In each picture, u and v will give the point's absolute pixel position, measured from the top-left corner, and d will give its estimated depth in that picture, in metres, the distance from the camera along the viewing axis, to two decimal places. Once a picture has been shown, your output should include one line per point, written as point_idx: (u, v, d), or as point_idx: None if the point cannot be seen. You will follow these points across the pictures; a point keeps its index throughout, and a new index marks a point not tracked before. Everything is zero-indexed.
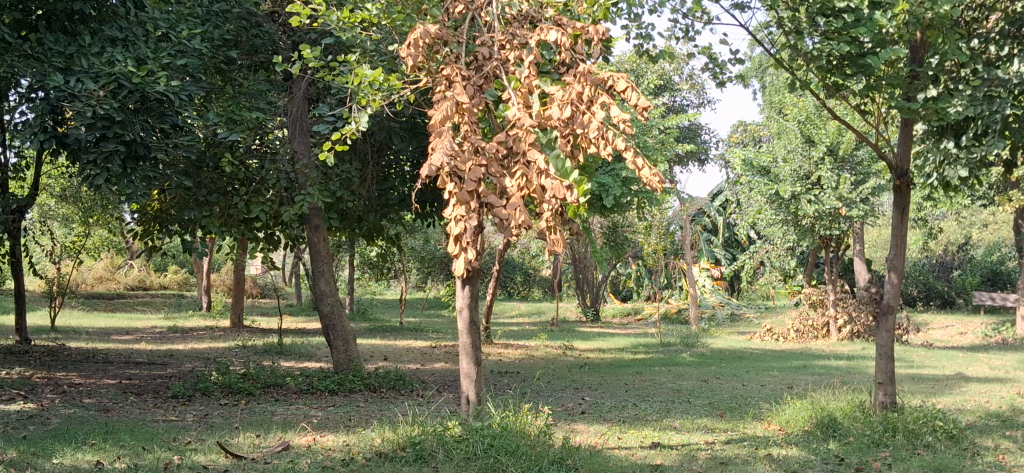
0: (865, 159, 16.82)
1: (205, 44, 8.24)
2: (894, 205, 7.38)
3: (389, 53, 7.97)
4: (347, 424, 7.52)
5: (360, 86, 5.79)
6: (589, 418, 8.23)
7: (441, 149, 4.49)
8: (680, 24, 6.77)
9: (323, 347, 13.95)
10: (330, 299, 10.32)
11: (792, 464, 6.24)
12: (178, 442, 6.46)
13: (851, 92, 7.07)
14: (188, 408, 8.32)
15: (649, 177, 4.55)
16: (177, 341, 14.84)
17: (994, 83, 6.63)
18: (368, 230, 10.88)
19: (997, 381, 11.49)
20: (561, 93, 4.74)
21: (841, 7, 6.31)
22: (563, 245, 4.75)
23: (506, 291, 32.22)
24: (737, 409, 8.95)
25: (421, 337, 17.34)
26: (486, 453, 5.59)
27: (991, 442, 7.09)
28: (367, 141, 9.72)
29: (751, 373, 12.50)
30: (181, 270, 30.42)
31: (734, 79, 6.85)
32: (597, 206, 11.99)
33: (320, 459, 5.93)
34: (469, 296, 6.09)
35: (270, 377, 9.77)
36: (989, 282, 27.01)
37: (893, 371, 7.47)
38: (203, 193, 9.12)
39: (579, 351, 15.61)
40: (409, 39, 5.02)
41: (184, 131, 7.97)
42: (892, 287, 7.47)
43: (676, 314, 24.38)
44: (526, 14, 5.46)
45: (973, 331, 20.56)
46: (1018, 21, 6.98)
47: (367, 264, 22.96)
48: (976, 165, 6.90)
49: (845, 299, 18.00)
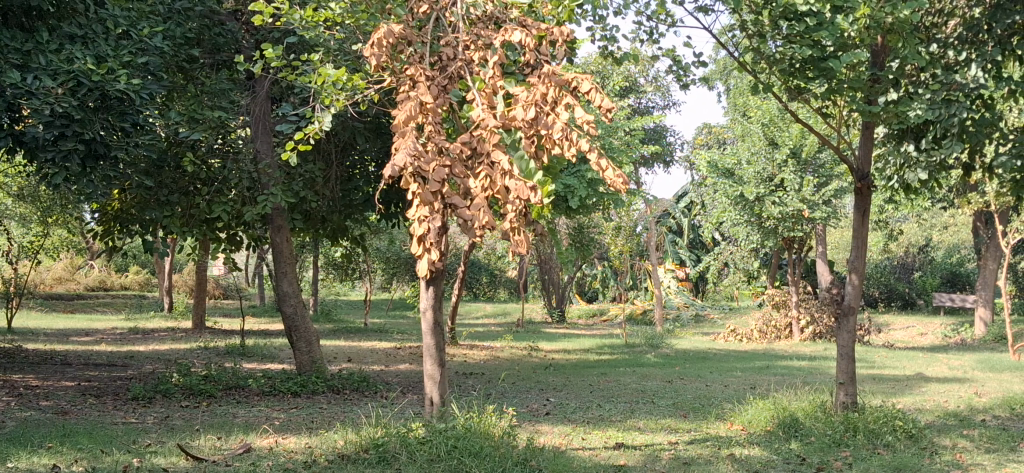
0: (827, 161, 17.10)
1: (166, 42, 8.16)
2: (856, 207, 7.42)
3: (353, 53, 7.97)
4: (309, 425, 7.47)
5: (323, 86, 5.76)
6: (553, 418, 8.27)
7: (404, 149, 4.47)
8: (644, 26, 6.79)
9: (287, 348, 13.86)
10: (292, 300, 10.24)
11: (754, 465, 6.27)
12: (137, 445, 6.38)
13: (812, 95, 7.11)
14: (148, 411, 8.22)
15: (612, 178, 4.54)
16: (137, 342, 14.68)
17: (951, 87, 6.84)
18: (332, 230, 10.82)
19: (956, 381, 11.68)
20: (526, 93, 4.73)
21: (803, 11, 6.33)
22: (526, 246, 4.72)
23: (472, 292, 32.22)
24: (701, 410, 9.01)
25: (386, 337, 17.27)
26: (449, 455, 5.57)
27: (949, 441, 7.19)
28: (330, 141, 9.67)
29: (714, 373, 12.62)
30: (143, 270, 30.13)
31: (698, 82, 6.87)
32: (562, 208, 12.02)
33: (282, 461, 5.88)
34: (432, 298, 6.05)
35: (232, 379, 9.68)
36: (949, 283, 27.50)
37: (854, 371, 7.53)
38: (165, 193, 9.00)
39: (543, 352, 15.64)
40: (373, 38, 4.98)
41: (145, 130, 7.88)
42: (854, 288, 7.54)
43: (642, 315, 24.56)
44: (491, 14, 5.44)
45: (933, 331, 20.90)
46: (975, 27, 7.20)
47: (331, 265, 22.86)
48: (935, 167, 7.04)
49: (807, 300, 18.18)
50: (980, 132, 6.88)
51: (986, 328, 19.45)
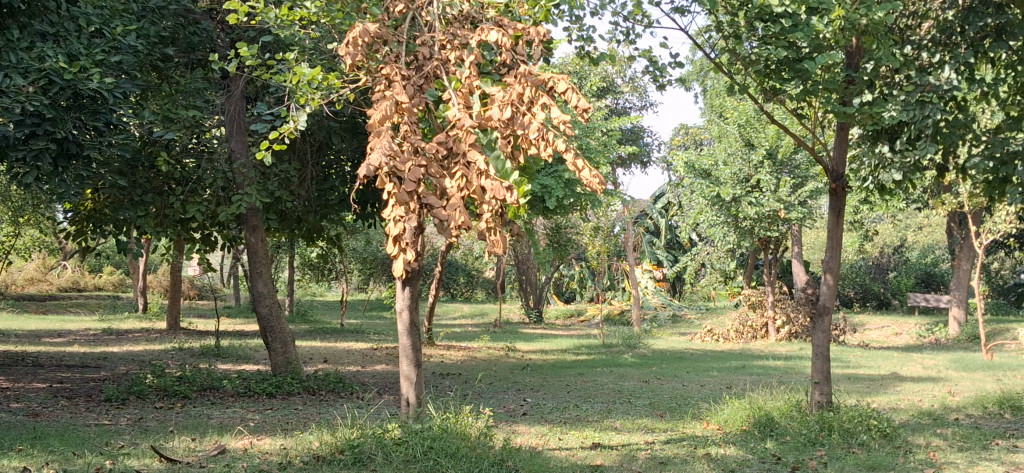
0: (803, 162, 17.22)
1: (139, 40, 8.09)
2: (831, 208, 7.45)
3: (328, 52, 7.94)
4: (284, 427, 7.42)
5: (298, 85, 5.73)
6: (530, 419, 8.26)
7: (380, 149, 4.44)
8: (621, 27, 6.80)
9: (262, 349, 13.77)
10: (267, 301, 10.18)
11: (730, 464, 6.29)
12: (110, 447, 6.32)
13: (788, 96, 7.15)
14: (121, 412, 8.15)
15: (589, 178, 4.53)
16: (110, 343, 14.53)
17: (925, 89, 6.90)
18: (307, 230, 10.77)
19: (929, 381, 11.77)
20: (501, 93, 4.72)
21: (778, 13, 6.37)
22: (502, 246, 4.71)
23: (449, 292, 32.17)
24: (677, 410, 9.04)
25: (362, 338, 17.19)
26: (425, 456, 5.55)
27: (922, 440, 7.24)
28: (306, 141, 9.63)
29: (690, 373, 12.64)
30: (117, 270, 29.90)
31: (675, 82, 6.89)
32: (539, 208, 12.02)
33: (257, 462, 5.84)
34: (409, 299, 6.03)
35: (207, 380, 9.60)
36: (924, 284, 27.54)
37: (829, 370, 7.58)
38: (139, 193, 8.92)
39: (520, 353, 15.63)
40: (348, 37, 4.95)
41: (119, 130, 7.82)
42: (828, 288, 7.59)
43: (619, 315, 24.59)
44: (466, 14, 5.42)
45: (908, 331, 21.04)
46: (948, 29, 7.33)
47: (307, 265, 22.75)
48: (909, 168, 7.10)
49: (783, 300, 18.27)
50: (954, 133, 6.96)
51: (960, 328, 19.61)
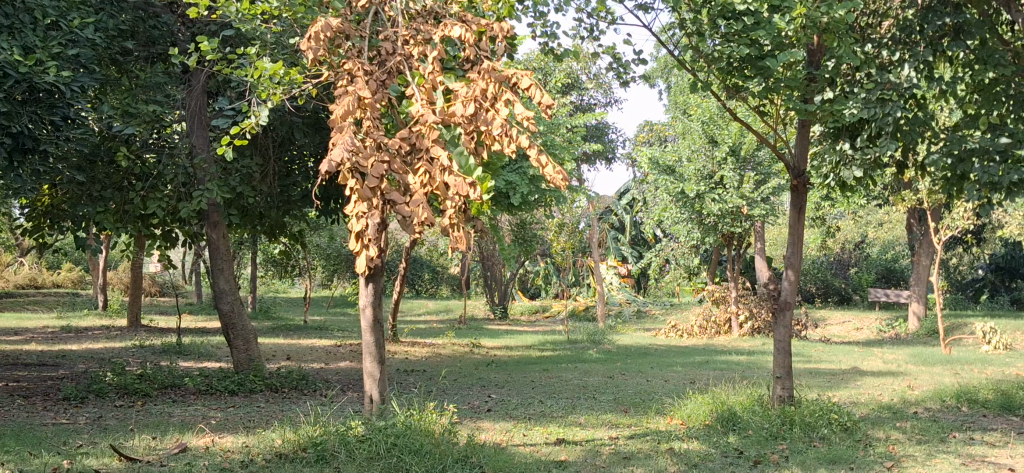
0: (765, 159, 17.41)
1: (97, 34, 7.95)
2: (793, 204, 7.51)
3: (291, 47, 7.88)
4: (247, 425, 7.36)
5: (259, 79, 5.68)
6: (494, 415, 8.25)
7: (342, 144, 4.38)
8: (585, 23, 6.82)
9: (223, 346, 13.64)
10: (229, 297, 10.08)
11: (693, 459, 6.33)
12: (67, 447, 6.23)
13: (750, 94, 7.19)
14: (80, 411, 8.03)
15: (552, 174, 4.51)
16: (69, 341, 14.33)
17: (885, 87, 6.94)
18: (270, 226, 10.69)
19: (890, 375, 11.93)
20: (465, 89, 4.69)
21: (741, 10, 6.43)
22: (466, 243, 4.69)
23: (414, 289, 32.12)
24: (641, 405, 9.08)
25: (325, 335, 17.10)
26: (389, 453, 5.52)
27: (882, 433, 7.33)
28: (268, 136, 9.54)
29: (654, 369, 12.69)
30: (76, 267, 29.50)
31: (638, 79, 6.91)
32: (503, 205, 12.02)
33: (218, 460, 5.79)
34: (372, 295, 6.00)
35: (168, 378, 9.49)
36: (884, 279, 27.88)
37: (790, 365, 7.66)
38: (98, 188, 8.79)
39: (485, 349, 15.63)
40: (310, 32, 4.89)
41: (76, 124, 7.70)
42: (790, 284, 7.68)
43: (584, 311, 24.67)
44: (430, 9, 5.37)
45: (868, 326, 21.30)
46: (907, 28, 7.47)
47: (270, 262, 22.57)
48: (870, 164, 7.20)
49: (746, 296, 18.42)
50: (913, 131, 7.03)
51: (920, 322, 19.90)
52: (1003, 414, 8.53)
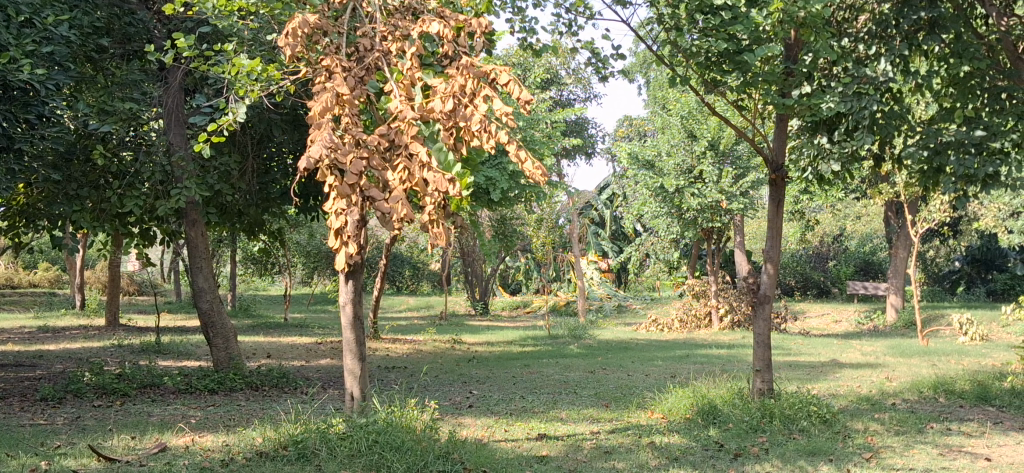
0: (744, 153, 17.54)
1: (72, 31, 7.86)
2: (771, 198, 7.54)
3: (268, 43, 7.84)
4: (227, 423, 7.32)
5: (237, 76, 5.66)
6: (476, 411, 8.25)
7: (319, 141, 4.36)
8: (563, 19, 6.83)
9: (203, 345, 13.57)
10: (208, 295, 10.04)
11: (674, 452, 6.37)
12: (46, 448, 6.19)
13: (727, 88, 7.23)
14: (58, 411, 7.97)
15: (531, 169, 4.51)
16: (45, 340, 14.22)
17: (862, 80, 6.96)
18: (249, 224, 10.65)
19: (868, 367, 12.02)
20: (444, 85, 4.67)
21: (718, 5, 6.46)
22: (445, 238, 4.69)
23: (395, 286, 32.12)
24: (622, 399, 9.12)
25: (305, 333, 17.04)
26: (370, 450, 5.51)
27: (861, 425, 7.40)
28: (246, 133, 9.50)
29: (635, 363, 12.74)
30: (52, 267, 29.27)
31: (616, 74, 6.93)
32: (483, 200, 12.03)
33: (199, 460, 5.76)
34: (352, 292, 5.98)
35: (147, 377, 9.44)
36: (862, 272, 28.07)
37: (770, 358, 7.70)
38: (74, 187, 8.68)
39: (466, 345, 15.62)
40: (287, 28, 4.87)
41: (51, 122, 7.64)
42: (769, 277, 7.71)
43: (564, 307, 24.72)
44: (408, 5, 5.34)
45: (847, 318, 21.46)
46: (883, 23, 7.54)
47: (250, 260, 22.48)
48: (847, 158, 7.28)
49: (726, 290, 18.50)
50: (890, 124, 7.08)
51: (898, 314, 20.01)
52: (980, 404, 8.61)
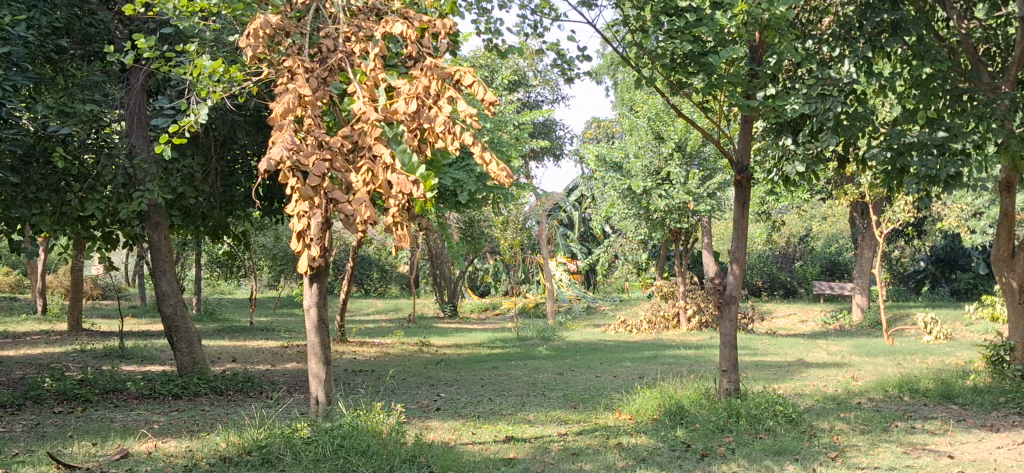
0: (710, 155, 17.61)
1: (30, 31, 7.74)
2: (737, 199, 7.55)
3: (230, 44, 7.73)
4: (191, 429, 7.23)
5: (198, 77, 5.60)
6: (443, 414, 8.19)
7: (280, 142, 4.30)
8: (528, 20, 6.85)
9: (167, 350, 13.41)
10: (172, 299, 9.94)
11: (641, 453, 6.37)
12: (3, 455, 6.08)
13: (693, 89, 7.25)
14: (17, 419, 7.83)
15: (495, 171, 4.45)
16: (6, 347, 14.00)
17: (825, 82, 7.01)
18: (213, 227, 10.55)
19: (833, 366, 12.09)
20: (407, 86, 4.63)
21: (683, 7, 6.47)
22: (409, 241, 4.63)
23: (363, 288, 31.99)
24: (590, 400, 9.14)
25: (272, 337, 16.88)
26: (335, 454, 5.45)
27: (826, 425, 7.43)
28: (209, 135, 9.43)
29: (603, 364, 12.73)
30: (13, 271, 28.85)
31: (582, 76, 6.94)
32: (450, 202, 11.99)
33: (161, 466, 5.69)
34: (316, 295, 5.91)
35: (110, 383, 9.31)
36: (828, 272, 28.30)
37: (736, 358, 7.73)
38: (34, 190, 8.50)
39: (434, 347, 15.57)
40: (249, 29, 4.81)
41: (9, 125, 7.53)
42: (735, 277, 7.75)
43: (533, 308, 24.70)
44: (372, 6, 5.27)
45: (813, 318, 21.64)
46: (846, 24, 7.60)
47: (215, 263, 22.26)
48: (812, 159, 7.35)
49: (694, 290, 18.58)
50: (853, 125, 7.10)
51: (863, 313, 20.20)
52: (943, 402, 8.69)
